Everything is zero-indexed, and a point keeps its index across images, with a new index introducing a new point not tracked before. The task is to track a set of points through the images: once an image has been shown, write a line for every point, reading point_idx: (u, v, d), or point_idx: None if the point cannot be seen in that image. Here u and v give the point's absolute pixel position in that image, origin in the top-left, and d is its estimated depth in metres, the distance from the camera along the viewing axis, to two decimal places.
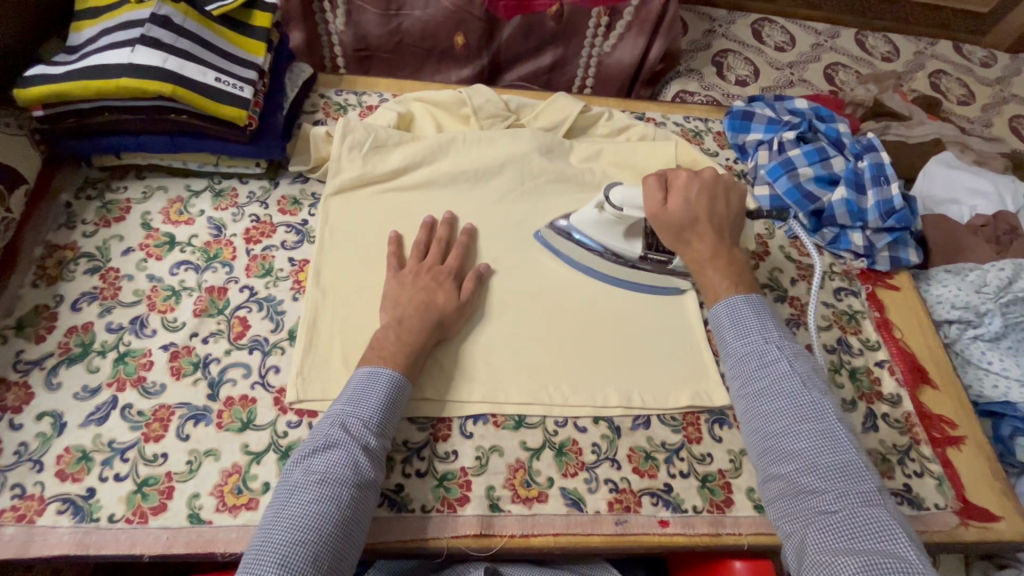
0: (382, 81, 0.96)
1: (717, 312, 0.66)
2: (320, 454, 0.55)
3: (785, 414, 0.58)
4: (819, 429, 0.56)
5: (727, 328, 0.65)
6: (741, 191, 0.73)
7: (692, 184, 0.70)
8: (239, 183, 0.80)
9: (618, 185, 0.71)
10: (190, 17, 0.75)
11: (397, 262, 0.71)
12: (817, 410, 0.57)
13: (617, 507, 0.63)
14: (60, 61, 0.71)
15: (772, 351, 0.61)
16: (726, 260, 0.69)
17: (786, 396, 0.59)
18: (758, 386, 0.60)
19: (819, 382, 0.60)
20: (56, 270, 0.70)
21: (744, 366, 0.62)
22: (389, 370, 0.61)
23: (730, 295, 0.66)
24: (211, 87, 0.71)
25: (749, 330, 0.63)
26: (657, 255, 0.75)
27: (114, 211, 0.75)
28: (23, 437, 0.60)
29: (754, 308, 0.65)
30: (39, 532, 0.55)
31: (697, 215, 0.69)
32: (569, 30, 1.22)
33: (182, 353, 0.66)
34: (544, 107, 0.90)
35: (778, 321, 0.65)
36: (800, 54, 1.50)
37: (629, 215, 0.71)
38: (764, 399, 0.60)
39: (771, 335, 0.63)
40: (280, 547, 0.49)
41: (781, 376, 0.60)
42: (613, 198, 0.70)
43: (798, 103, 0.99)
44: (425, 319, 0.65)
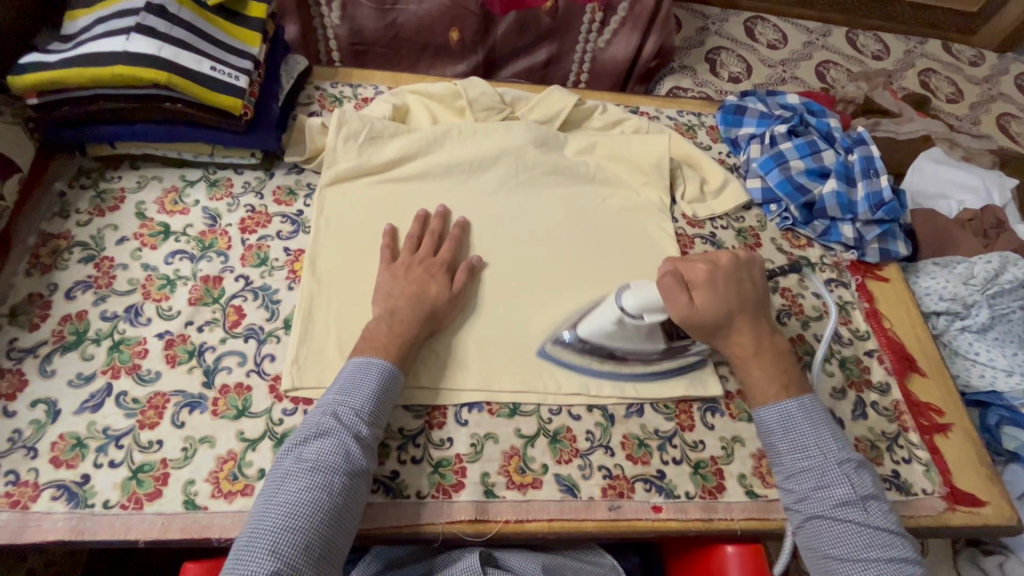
0: (377, 74, 0.96)
1: (765, 415, 0.64)
2: (315, 443, 0.55)
3: (851, 539, 0.57)
4: (887, 557, 0.56)
5: (779, 437, 0.63)
6: (763, 269, 0.70)
7: (715, 277, 0.66)
8: (234, 173, 0.80)
9: (626, 289, 0.65)
10: (185, 6, 0.74)
11: (390, 254, 0.72)
12: (884, 536, 0.57)
13: (611, 493, 0.64)
14: (54, 49, 0.70)
15: (832, 469, 0.60)
16: (770, 354, 0.66)
17: (850, 521, 0.58)
18: (816, 508, 0.60)
19: (880, 505, 0.59)
20: (50, 259, 0.70)
21: (799, 481, 0.61)
22: (386, 360, 0.61)
23: (781, 400, 0.64)
24: (206, 76, 0.71)
25: (804, 443, 0.62)
26: (680, 342, 0.71)
27: (108, 200, 0.75)
28: (16, 424, 0.59)
29: (806, 413, 0.63)
30: (33, 518, 0.55)
31: (728, 312, 0.66)
32: (564, 26, 1.23)
33: (177, 341, 0.66)
34: (539, 100, 0.91)
35: (834, 428, 0.63)
36: (792, 51, 1.52)
37: (651, 319, 0.65)
38: (823, 519, 0.59)
39: (830, 449, 0.61)
40: (274, 534, 0.49)
41: (842, 498, 0.58)
42: (629, 308, 0.64)
43: (790, 98, 1.00)
44: (418, 310, 0.66)
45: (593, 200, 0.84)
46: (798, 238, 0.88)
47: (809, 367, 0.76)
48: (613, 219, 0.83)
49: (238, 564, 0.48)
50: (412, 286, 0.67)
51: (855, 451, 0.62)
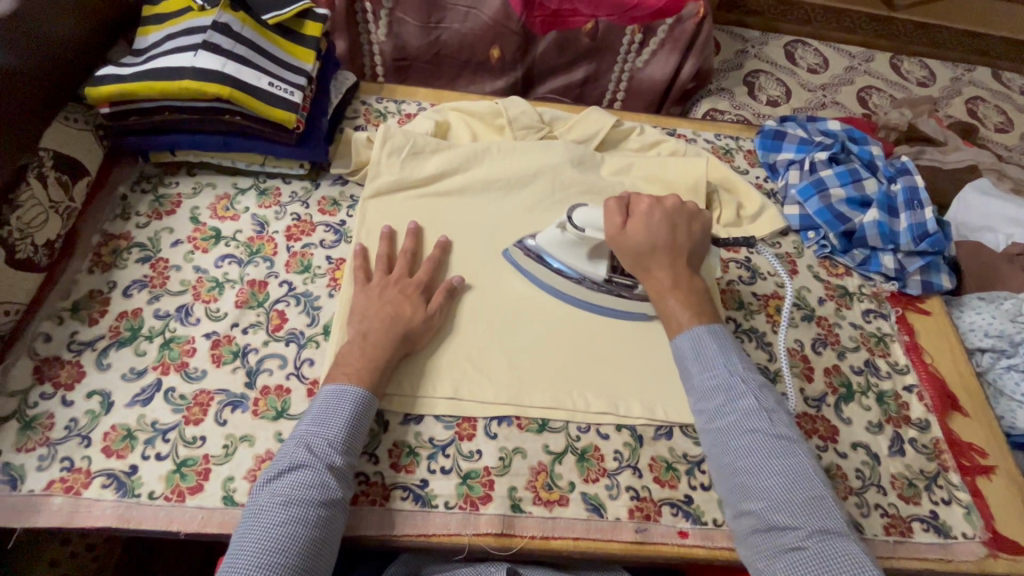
0: (421, 90, 0.99)
1: (679, 340, 0.65)
2: (288, 477, 0.55)
3: (755, 450, 0.56)
4: (789, 466, 0.55)
5: (691, 361, 0.63)
6: (705, 223, 0.72)
7: (652, 212, 0.69)
8: (283, 183, 0.84)
9: (580, 206, 0.70)
10: (248, 25, 0.79)
11: (365, 275, 0.72)
12: (784, 444, 0.56)
13: (637, 515, 0.64)
14: (127, 63, 0.75)
15: (737, 384, 0.60)
16: (687, 291, 0.67)
17: (754, 431, 0.57)
18: (723, 424, 0.59)
19: (783, 418, 0.59)
20: (111, 258, 0.74)
21: (709, 400, 0.61)
22: (359, 387, 0.61)
23: (693, 326, 0.65)
24: (264, 91, 0.75)
25: (711, 361, 0.62)
26: (620, 278, 0.73)
27: (166, 204, 0.79)
28: (73, 413, 0.63)
29: (716, 338, 0.64)
30: (85, 504, 0.58)
31: (658, 242, 0.68)
32: (602, 46, 1.25)
33: (223, 342, 0.69)
34: (577, 120, 0.93)
35: (742, 353, 0.64)
36: (833, 76, 1.50)
37: (591, 237, 0.69)
38: (729, 435, 0.58)
39: (735, 368, 0.62)
40: (249, 570, 0.50)
41: (746, 412, 0.59)
42: (575, 219, 0.69)
43: (831, 125, 0.99)
44: (390, 333, 0.65)
45: None
46: (836, 266, 0.87)
47: (844, 399, 0.75)
48: None
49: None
50: (380, 304, 0.68)
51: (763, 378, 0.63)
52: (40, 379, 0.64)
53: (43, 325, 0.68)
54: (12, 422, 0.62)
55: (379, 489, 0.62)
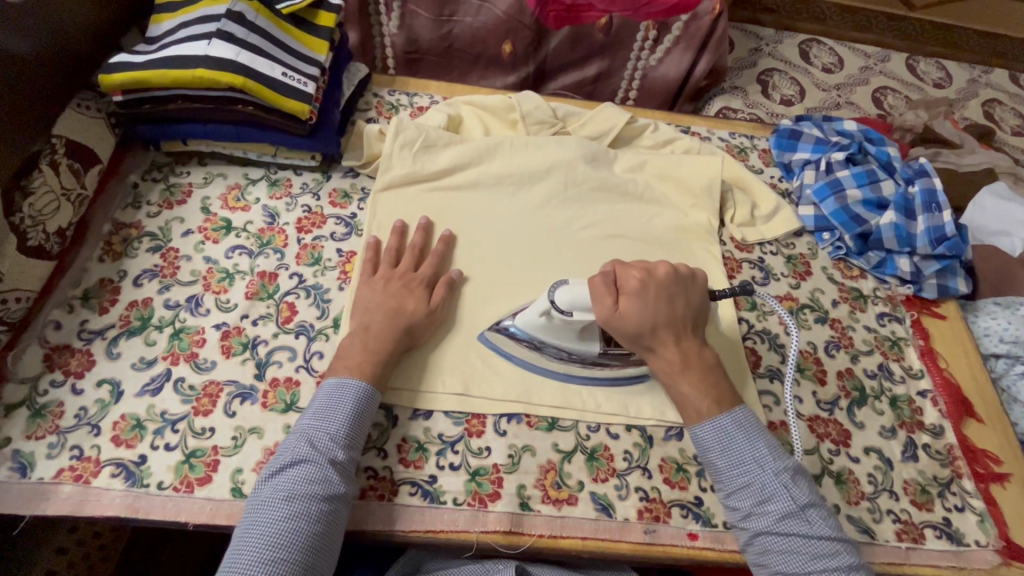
0: (433, 83, 0.99)
1: (703, 432, 0.63)
2: (290, 472, 0.56)
3: (797, 552, 0.57)
4: (833, 565, 0.56)
5: (717, 455, 0.62)
6: (701, 286, 0.68)
7: (643, 291, 0.64)
8: (294, 174, 0.83)
9: (562, 284, 0.64)
10: (262, 14, 0.78)
11: (372, 266, 0.72)
12: (827, 544, 0.57)
13: (647, 515, 0.63)
14: (141, 51, 0.75)
15: (772, 485, 0.59)
16: (698, 372, 0.64)
17: (797, 535, 0.57)
18: (760, 525, 0.58)
19: (817, 509, 0.59)
20: (122, 247, 0.74)
21: (741, 498, 0.60)
22: (359, 381, 0.61)
23: (715, 415, 0.63)
24: (278, 81, 0.74)
25: (742, 458, 0.60)
26: (616, 349, 0.69)
27: (177, 194, 0.79)
28: (83, 402, 0.63)
29: (740, 426, 0.62)
30: (94, 493, 0.58)
31: (659, 323, 0.64)
32: (616, 43, 1.23)
33: (233, 333, 0.69)
34: (591, 116, 0.92)
35: (767, 437, 0.62)
36: (848, 76, 1.48)
37: (579, 319, 0.63)
38: (768, 536, 0.58)
39: (766, 460, 0.60)
40: (253, 566, 0.51)
41: (783, 512, 0.58)
42: (559, 303, 0.63)
43: (848, 125, 0.98)
44: (394, 326, 0.65)
45: (640, 218, 0.84)
46: (850, 268, 0.86)
47: (857, 403, 0.74)
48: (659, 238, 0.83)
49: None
50: (384, 297, 0.67)
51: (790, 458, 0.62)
52: (50, 366, 0.64)
53: (54, 313, 0.67)
54: (22, 410, 0.62)
55: (387, 485, 0.62)
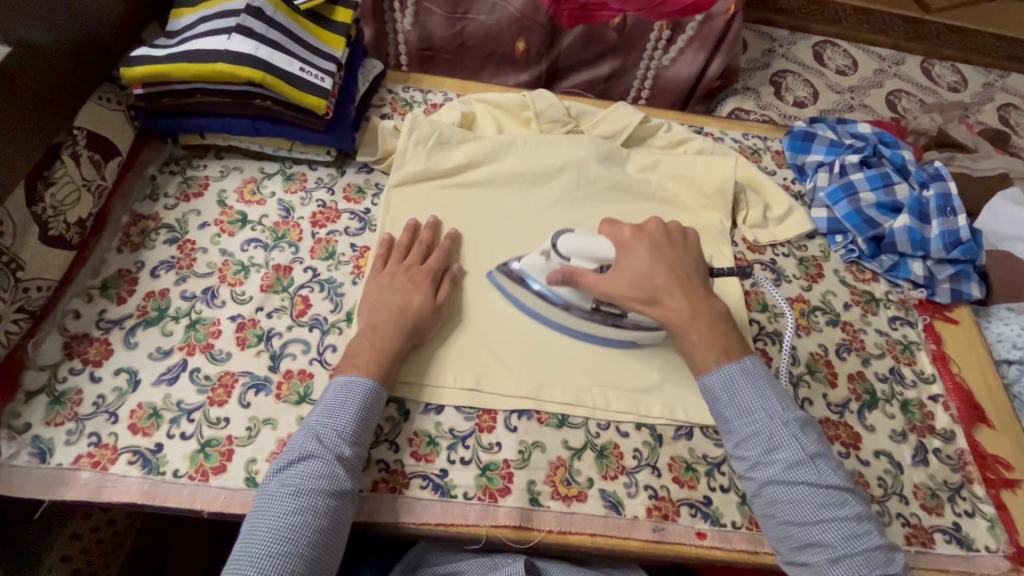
0: (447, 81, 0.99)
1: (709, 381, 0.63)
2: (298, 467, 0.56)
3: (807, 502, 0.56)
4: (844, 516, 0.56)
5: (725, 405, 0.62)
6: (694, 240, 0.69)
7: (638, 240, 0.66)
8: (308, 169, 0.84)
9: (567, 232, 0.66)
10: (280, 10, 0.79)
11: (382, 261, 0.72)
12: (837, 493, 0.56)
13: (656, 514, 0.64)
14: (161, 45, 0.75)
15: (778, 431, 0.59)
16: (707, 321, 0.64)
17: (806, 484, 0.57)
18: (767, 474, 0.58)
19: (828, 462, 0.58)
20: (139, 238, 0.75)
21: (749, 447, 0.60)
22: (368, 379, 0.62)
23: (722, 365, 0.63)
24: (296, 76, 0.75)
25: (749, 406, 0.61)
26: (609, 308, 0.68)
27: (193, 186, 0.80)
28: (101, 389, 0.64)
29: (747, 376, 0.62)
30: (111, 479, 0.59)
31: (658, 270, 0.64)
32: (629, 42, 1.23)
33: (248, 325, 0.70)
34: (604, 116, 0.92)
35: (777, 388, 0.62)
36: (862, 78, 1.47)
37: (575, 265, 0.65)
38: (775, 486, 0.58)
39: (773, 411, 0.60)
40: (261, 558, 0.51)
41: (791, 461, 0.58)
42: (560, 247, 0.65)
43: (862, 127, 0.98)
44: (400, 323, 0.65)
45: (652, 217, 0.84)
46: (863, 271, 0.86)
47: (867, 407, 0.74)
48: None
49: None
50: (393, 292, 0.68)
51: (801, 410, 0.62)
52: (69, 354, 0.65)
53: (73, 302, 0.69)
54: (42, 396, 0.63)
55: (399, 478, 0.63)
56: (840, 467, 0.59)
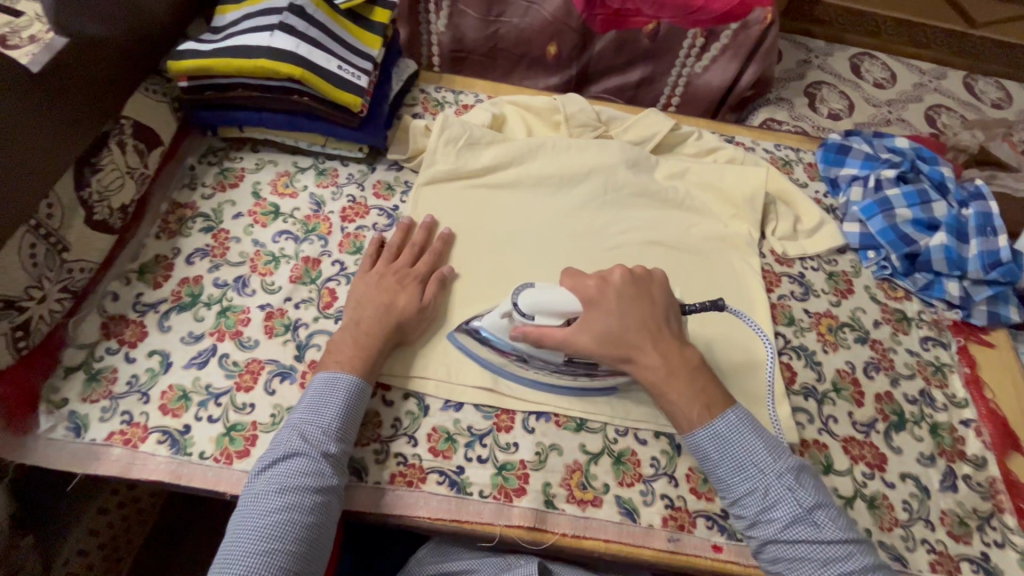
0: (479, 82, 1.00)
1: (696, 441, 0.60)
2: (283, 465, 0.56)
3: (811, 559, 0.55)
4: (850, 568, 0.54)
5: (716, 463, 0.60)
6: (660, 281, 0.66)
7: (603, 296, 0.63)
8: (340, 165, 0.85)
9: (527, 287, 0.64)
10: (321, 9, 0.81)
11: (371, 260, 0.73)
12: (839, 546, 0.55)
13: (671, 523, 0.63)
14: (207, 40, 0.78)
15: (774, 488, 0.57)
16: (684, 379, 0.62)
17: (808, 542, 0.56)
18: (768, 535, 0.57)
19: (827, 513, 0.57)
20: (177, 225, 0.77)
21: (745, 506, 0.59)
22: (352, 375, 0.62)
23: (706, 422, 0.60)
24: (333, 74, 0.76)
25: (740, 464, 0.59)
26: (579, 361, 0.65)
27: (230, 178, 0.82)
28: (135, 370, 0.66)
29: (735, 431, 0.60)
30: (140, 457, 0.61)
31: (626, 328, 0.62)
32: (662, 48, 1.23)
33: (276, 314, 0.71)
34: (634, 121, 0.92)
35: (766, 437, 0.60)
36: (900, 92, 1.44)
37: (542, 322, 0.62)
38: (777, 546, 0.57)
39: (766, 465, 0.58)
40: (248, 557, 0.51)
41: (790, 521, 0.56)
42: (522, 307, 0.62)
43: (900, 142, 0.95)
44: (382, 322, 0.65)
45: (678, 225, 0.84)
46: (895, 289, 0.84)
47: (895, 428, 0.72)
48: (696, 247, 0.82)
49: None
50: (380, 289, 0.68)
51: (791, 455, 0.60)
52: (107, 335, 0.68)
53: (113, 285, 0.71)
54: (79, 373, 0.65)
55: (416, 472, 0.63)
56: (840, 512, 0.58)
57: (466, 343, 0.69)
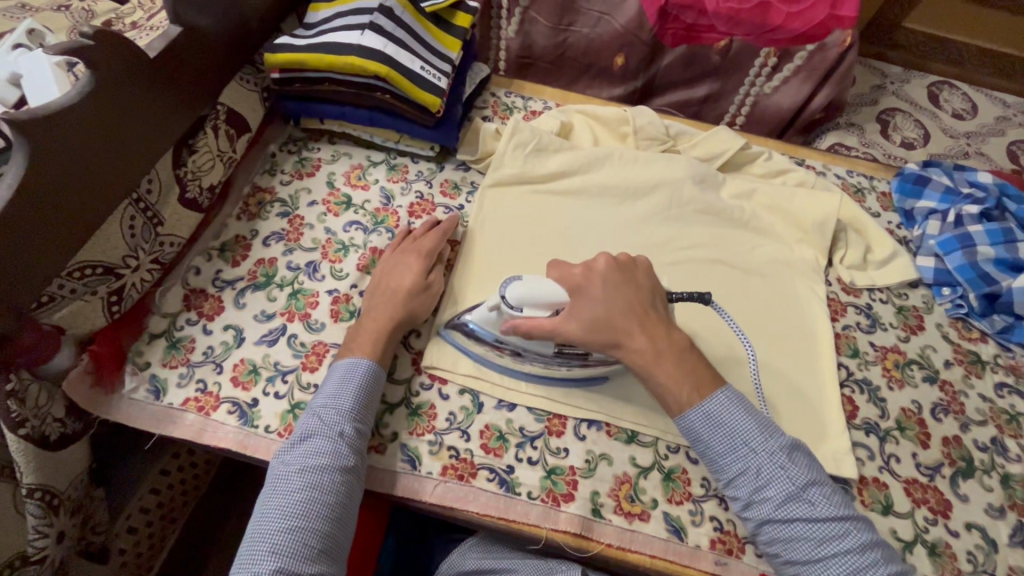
0: (549, 89, 1.01)
1: (688, 421, 0.61)
2: (302, 446, 0.57)
3: (808, 539, 0.55)
4: (848, 549, 0.54)
5: (708, 441, 0.60)
6: (645, 268, 0.66)
7: (589, 281, 0.63)
8: (411, 162, 0.88)
9: (513, 281, 0.63)
10: (408, 11, 0.84)
11: (394, 244, 0.76)
12: (832, 524, 0.55)
13: (719, 547, 0.62)
14: (301, 35, 0.82)
15: (766, 466, 0.58)
16: (673, 353, 0.62)
17: (803, 518, 0.56)
18: (761, 512, 0.57)
19: (820, 489, 0.57)
20: (256, 208, 0.81)
21: (738, 487, 0.59)
22: (369, 361, 0.63)
23: (696, 402, 0.61)
24: (416, 74, 0.79)
25: (732, 442, 0.59)
26: (570, 350, 0.65)
27: (307, 166, 0.86)
28: (211, 341, 0.70)
29: (726, 409, 0.60)
30: (212, 424, 0.65)
31: (615, 314, 0.62)
32: (732, 66, 1.21)
33: (342, 299, 0.74)
34: (703, 137, 0.91)
35: (757, 416, 0.60)
36: (981, 124, 1.38)
37: (530, 314, 0.63)
38: (771, 525, 0.57)
39: (757, 443, 0.59)
40: (272, 534, 0.52)
41: (783, 496, 0.57)
42: (509, 299, 0.62)
43: (983, 175, 0.91)
44: (392, 305, 0.68)
45: (742, 246, 0.83)
46: (970, 329, 0.80)
47: (962, 474, 0.69)
48: (760, 269, 0.81)
49: (246, 566, 0.51)
50: (393, 270, 0.71)
51: (783, 434, 0.61)
52: (187, 306, 0.72)
53: (196, 260, 0.75)
54: (161, 340, 0.69)
55: (467, 466, 0.64)
56: (833, 487, 0.58)
57: (459, 339, 0.69)
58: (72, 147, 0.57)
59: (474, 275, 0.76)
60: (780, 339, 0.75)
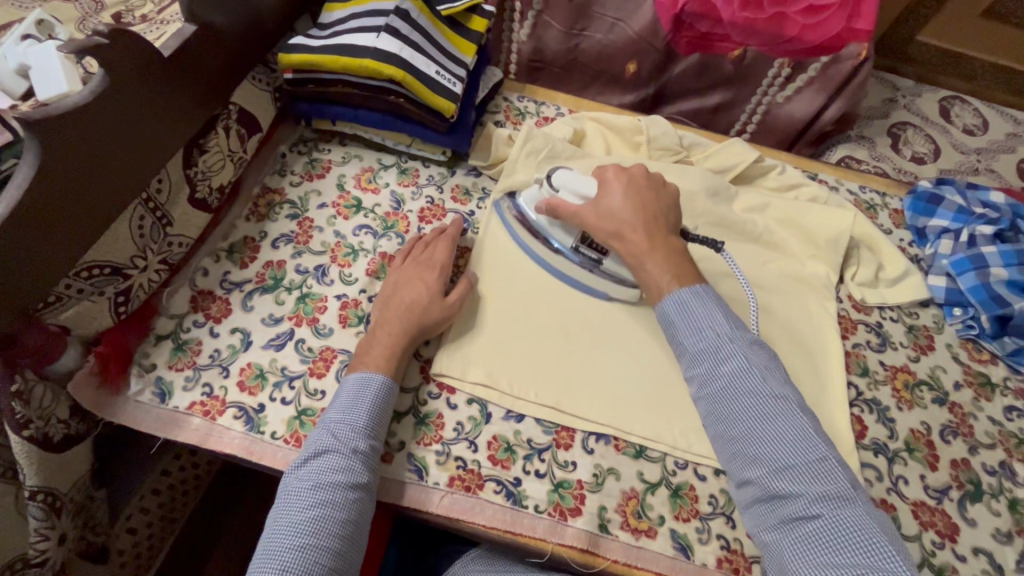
0: (562, 94, 1.01)
1: (664, 306, 0.65)
2: (315, 462, 0.57)
3: (751, 415, 0.57)
4: (790, 430, 0.55)
5: (677, 326, 0.64)
6: (672, 193, 0.72)
7: (617, 179, 0.71)
8: (422, 166, 0.88)
9: (564, 169, 0.74)
10: (424, 13, 0.83)
11: (402, 256, 0.75)
12: (778, 405, 0.57)
13: (726, 566, 0.62)
14: (315, 36, 0.81)
15: (726, 346, 0.61)
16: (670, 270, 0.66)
17: (748, 394, 0.58)
18: (716, 389, 0.60)
19: (776, 375, 0.59)
20: (266, 210, 0.80)
21: (698, 366, 0.62)
22: (383, 379, 0.63)
23: (673, 289, 0.64)
24: (431, 78, 0.78)
25: (699, 324, 0.63)
26: (588, 250, 0.73)
27: (317, 168, 0.85)
28: (218, 345, 0.69)
29: (699, 299, 0.63)
30: (217, 429, 0.64)
31: (630, 247, 0.65)
32: (745, 76, 1.20)
33: (351, 305, 0.73)
34: (717, 149, 0.90)
35: (730, 312, 0.63)
36: (991, 141, 1.37)
37: (564, 198, 0.72)
38: (722, 400, 0.60)
39: (722, 328, 0.62)
40: (283, 552, 0.51)
41: (738, 375, 0.59)
42: (553, 179, 0.73)
43: (995, 196, 0.90)
44: (403, 319, 0.67)
45: (753, 260, 0.82)
46: (980, 350, 0.80)
47: (970, 498, 0.68)
48: (770, 284, 0.80)
49: None
50: (406, 282, 0.71)
51: (751, 332, 0.63)
52: (195, 308, 0.71)
53: (204, 261, 0.75)
54: (168, 341, 0.69)
55: (473, 478, 0.64)
56: (790, 381, 0.60)
57: (507, 214, 0.79)
58: (85, 145, 0.56)
59: (485, 287, 0.75)
60: (789, 357, 0.74)
